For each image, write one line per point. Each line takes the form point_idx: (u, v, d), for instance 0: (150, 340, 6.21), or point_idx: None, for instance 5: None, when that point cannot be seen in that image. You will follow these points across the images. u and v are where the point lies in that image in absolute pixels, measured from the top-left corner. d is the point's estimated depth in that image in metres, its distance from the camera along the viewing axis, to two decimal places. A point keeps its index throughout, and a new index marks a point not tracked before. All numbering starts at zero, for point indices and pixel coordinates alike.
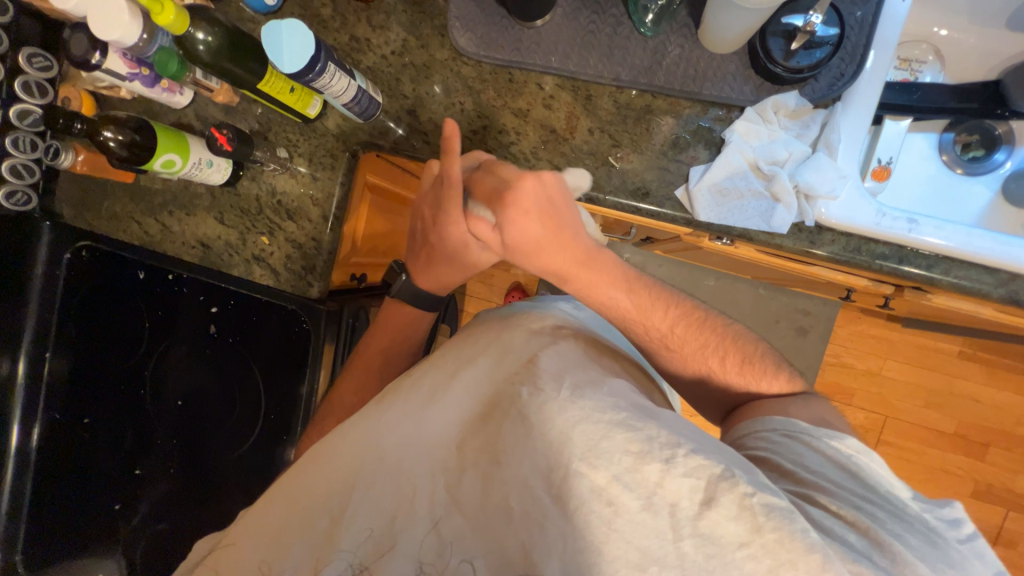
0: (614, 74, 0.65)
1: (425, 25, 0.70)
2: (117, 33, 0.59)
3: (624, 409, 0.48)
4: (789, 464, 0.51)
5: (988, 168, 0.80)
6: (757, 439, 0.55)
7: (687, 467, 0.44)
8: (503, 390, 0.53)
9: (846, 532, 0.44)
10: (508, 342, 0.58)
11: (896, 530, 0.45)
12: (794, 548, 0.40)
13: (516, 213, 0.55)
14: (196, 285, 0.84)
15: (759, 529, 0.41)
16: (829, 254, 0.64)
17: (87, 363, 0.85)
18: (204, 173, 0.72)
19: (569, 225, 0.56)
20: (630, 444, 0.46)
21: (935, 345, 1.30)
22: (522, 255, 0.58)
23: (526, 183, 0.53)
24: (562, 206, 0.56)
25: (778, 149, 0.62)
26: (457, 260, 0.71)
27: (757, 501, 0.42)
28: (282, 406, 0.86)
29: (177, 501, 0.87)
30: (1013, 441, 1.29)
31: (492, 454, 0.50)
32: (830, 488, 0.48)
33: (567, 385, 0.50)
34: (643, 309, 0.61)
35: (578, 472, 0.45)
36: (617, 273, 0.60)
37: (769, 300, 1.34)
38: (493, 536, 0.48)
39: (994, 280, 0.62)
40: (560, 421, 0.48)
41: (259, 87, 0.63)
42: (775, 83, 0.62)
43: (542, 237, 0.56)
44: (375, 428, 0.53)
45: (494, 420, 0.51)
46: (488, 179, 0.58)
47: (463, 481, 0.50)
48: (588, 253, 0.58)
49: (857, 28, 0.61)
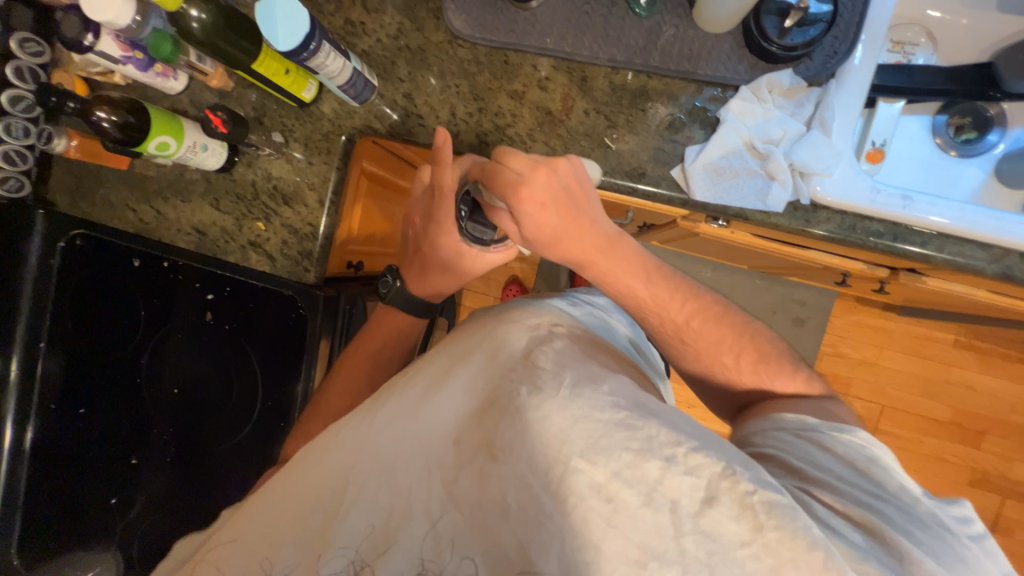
0: (610, 54, 0.65)
1: (420, 8, 0.70)
2: (110, 14, 0.59)
3: (625, 408, 0.47)
4: (796, 462, 0.50)
5: (981, 149, 0.81)
6: (766, 437, 0.55)
7: (688, 465, 0.44)
8: (499, 388, 0.51)
9: (852, 531, 0.43)
10: (503, 338, 0.55)
11: (906, 529, 0.44)
12: (795, 547, 0.40)
13: (534, 208, 0.56)
14: (192, 272, 0.84)
15: (760, 528, 0.41)
16: (826, 233, 0.64)
17: (78, 360, 0.81)
18: (199, 158, 0.72)
19: (587, 213, 0.58)
20: (630, 442, 0.45)
21: (930, 334, 1.31)
22: (543, 246, 0.60)
23: (538, 176, 0.55)
24: (576, 194, 0.57)
25: (772, 127, 0.63)
26: (444, 261, 0.73)
27: (758, 499, 0.42)
28: (280, 392, 0.90)
29: (177, 491, 0.87)
30: (1009, 429, 1.30)
31: (488, 450, 0.48)
32: (836, 487, 0.47)
33: (566, 383, 0.49)
34: (658, 298, 0.62)
35: (576, 468, 0.45)
36: (637, 262, 0.61)
37: (766, 290, 1.34)
38: (490, 533, 0.47)
39: (988, 256, 0.63)
40: (558, 419, 0.46)
41: (254, 67, 0.63)
42: (769, 62, 0.63)
43: (560, 226, 0.57)
44: (368, 426, 0.53)
45: (491, 416, 0.49)
46: (500, 169, 0.55)
47: (461, 477, 0.49)
48: (606, 237, 0.59)
49: (849, 7, 0.62)
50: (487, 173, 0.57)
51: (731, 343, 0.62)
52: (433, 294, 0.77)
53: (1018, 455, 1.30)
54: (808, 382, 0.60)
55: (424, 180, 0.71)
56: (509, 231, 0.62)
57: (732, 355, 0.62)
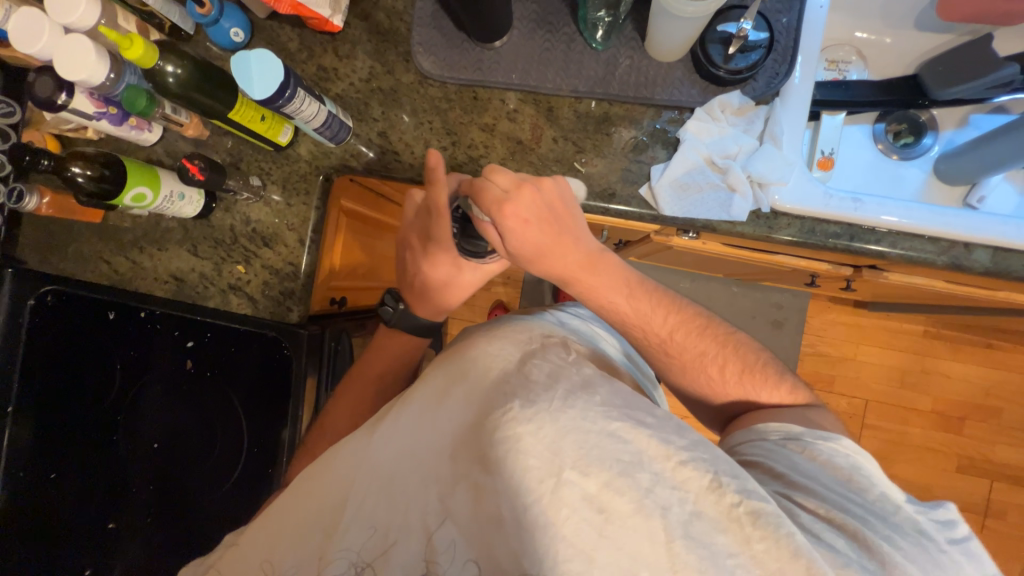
0: (572, 85, 0.69)
1: (390, 52, 0.74)
2: (84, 74, 0.60)
3: (617, 419, 0.48)
4: (784, 468, 0.52)
5: (919, 151, 0.88)
6: (752, 446, 0.57)
7: (676, 479, 0.45)
8: (492, 404, 0.49)
9: (839, 539, 0.44)
10: (494, 353, 0.55)
11: (890, 537, 0.45)
12: (781, 556, 0.41)
13: (517, 224, 0.58)
14: (170, 320, 0.83)
15: (747, 540, 0.42)
16: (789, 238, 0.68)
17: (53, 419, 0.78)
18: (176, 206, 0.73)
19: (570, 231, 0.60)
20: (621, 454, 0.45)
21: (900, 327, 1.36)
22: (528, 261, 0.62)
23: (522, 194, 0.56)
24: (561, 212, 0.60)
25: (728, 144, 0.67)
26: (429, 289, 0.74)
27: (744, 510, 0.43)
28: (266, 438, 0.86)
29: (159, 551, 0.83)
30: (986, 413, 1.35)
31: (482, 463, 0.48)
32: (822, 492, 0.49)
33: (560, 394, 0.49)
34: (641, 314, 0.63)
35: (569, 480, 0.44)
36: (619, 278, 0.63)
37: (743, 296, 1.39)
38: (485, 544, 0.47)
39: (936, 249, 0.67)
40: (551, 431, 0.46)
41: (231, 116, 0.65)
42: (718, 85, 0.67)
43: (545, 243, 0.59)
44: (366, 445, 0.53)
45: (486, 429, 0.48)
46: (488, 185, 0.57)
47: (457, 492, 0.49)
48: (590, 254, 0.62)
49: (784, 33, 0.68)
50: (474, 188, 0.58)
51: (713, 343, 0.64)
52: (420, 324, 0.77)
53: (998, 437, 1.34)
54: (789, 383, 0.62)
55: (415, 200, 0.72)
56: (496, 245, 0.63)
57: (714, 359, 0.64)
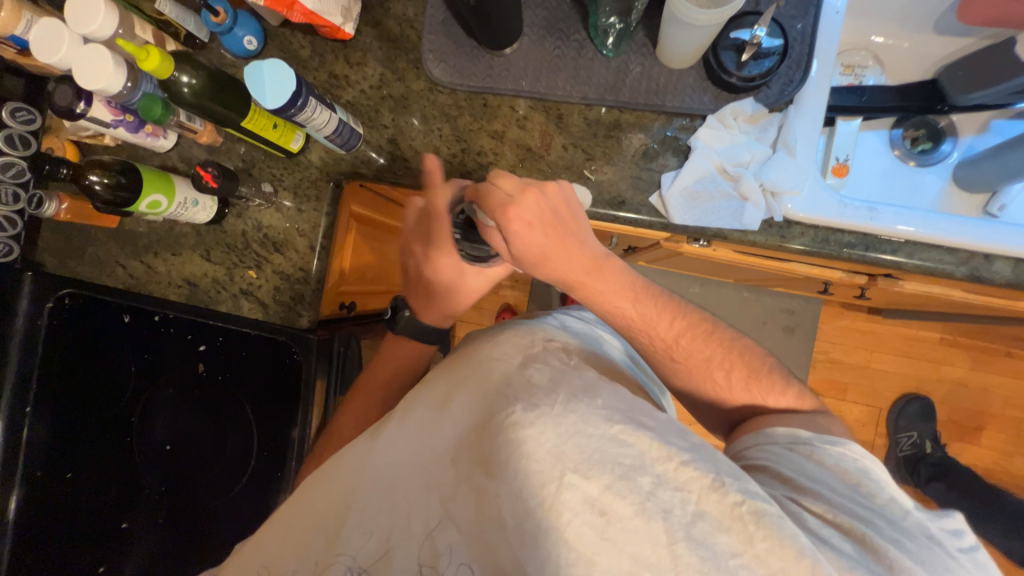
0: (582, 93, 0.69)
1: (401, 59, 0.74)
2: (101, 84, 0.62)
3: (619, 421, 0.47)
4: (788, 472, 0.51)
5: (937, 158, 0.86)
6: (760, 450, 0.56)
7: (678, 480, 0.44)
8: (495, 410, 0.50)
9: (842, 541, 0.44)
10: (496, 360, 0.55)
11: (896, 538, 0.45)
12: (785, 555, 0.41)
13: (523, 228, 0.57)
14: (183, 324, 0.84)
15: (750, 539, 0.42)
16: (802, 247, 0.67)
17: (67, 422, 0.79)
18: (190, 212, 0.74)
19: (575, 235, 0.60)
20: (622, 457, 0.45)
21: (916, 335, 1.34)
22: (533, 265, 0.61)
23: (527, 197, 0.57)
24: (566, 216, 0.60)
25: (740, 152, 0.66)
26: (437, 294, 0.74)
27: (746, 509, 0.42)
28: (276, 443, 0.86)
29: (171, 551, 0.84)
30: (1005, 423, 1.32)
31: (484, 467, 0.48)
32: (826, 494, 0.48)
33: (562, 397, 0.49)
34: (647, 318, 0.63)
35: (570, 484, 0.44)
36: (623, 282, 0.62)
37: (754, 302, 1.38)
38: (487, 548, 0.46)
39: (955, 259, 0.66)
40: (553, 435, 0.46)
41: (244, 124, 0.66)
42: (732, 93, 0.67)
43: (550, 246, 0.59)
44: (371, 449, 0.53)
45: (490, 434, 0.49)
46: (493, 190, 0.58)
47: (458, 494, 0.48)
48: (595, 259, 0.61)
49: (799, 40, 0.67)
50: (478, 191, 0.59)
51: (722, 353, 0.64)
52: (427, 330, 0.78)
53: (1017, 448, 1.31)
54: (800, 395, 0.61)
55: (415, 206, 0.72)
56: (500, 250, 0.62)
57: (724, 368, 0.63)
